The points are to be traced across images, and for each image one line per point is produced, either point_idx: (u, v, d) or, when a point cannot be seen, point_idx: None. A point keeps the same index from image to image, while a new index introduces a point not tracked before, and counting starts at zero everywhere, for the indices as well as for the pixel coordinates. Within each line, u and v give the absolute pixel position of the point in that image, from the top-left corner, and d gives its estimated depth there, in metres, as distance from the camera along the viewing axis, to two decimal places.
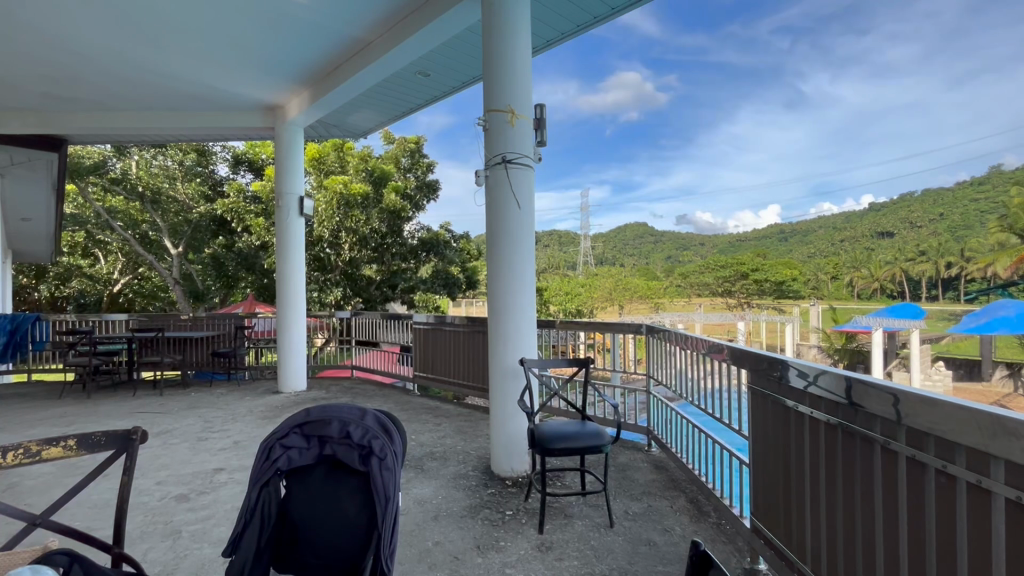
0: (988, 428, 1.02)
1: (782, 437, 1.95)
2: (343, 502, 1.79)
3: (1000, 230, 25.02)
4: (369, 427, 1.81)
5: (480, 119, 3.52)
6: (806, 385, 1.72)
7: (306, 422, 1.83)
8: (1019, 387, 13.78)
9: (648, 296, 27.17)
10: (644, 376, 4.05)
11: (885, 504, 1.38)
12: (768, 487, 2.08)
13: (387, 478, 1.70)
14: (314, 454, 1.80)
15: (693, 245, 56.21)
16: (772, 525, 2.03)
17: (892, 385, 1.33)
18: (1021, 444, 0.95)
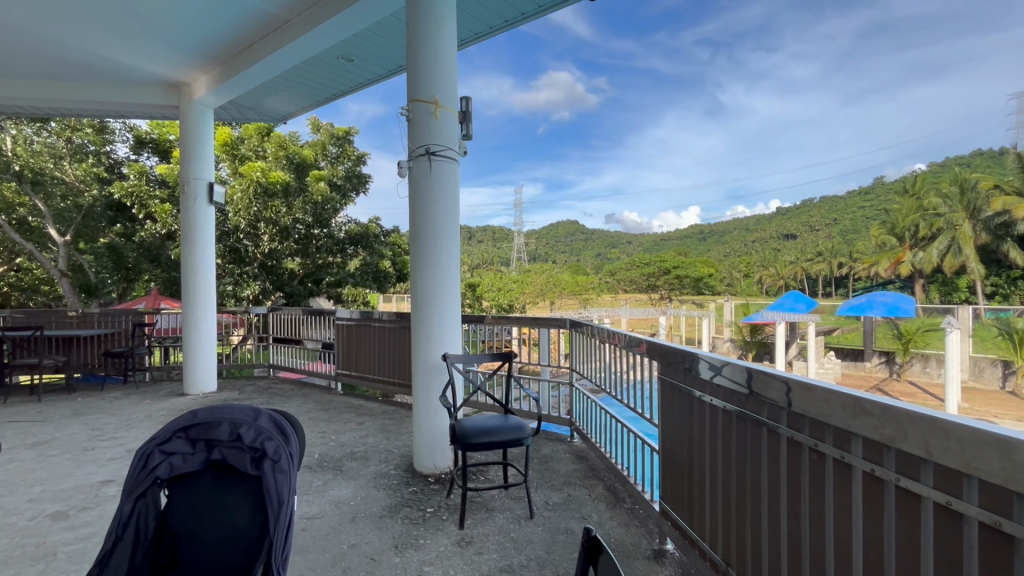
0: (849, 409, 1.16)
1: (687, 425, 2.08)
2: (234, 511, 1.67)
3: (882, 233, 28.24)
4: (262, 428, 1.71)
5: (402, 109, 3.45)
6: (712, 375, 1.82)
7: (191, 426, 1.71)
8: (894, 373, 15.98)
9: (577, 291, 28.09)
10: (569, 368, 4.16)
11: (767, 480, 1.53)
12: (674, 470, 2.22)
13: (280, 481, 1.62)
14: (200, 460, 1.69)
15: (621, 243, 58.75)
16: (677, 506, 2.17)
17: (784, 374, 1.44)
18: (874, 421, 1.09)
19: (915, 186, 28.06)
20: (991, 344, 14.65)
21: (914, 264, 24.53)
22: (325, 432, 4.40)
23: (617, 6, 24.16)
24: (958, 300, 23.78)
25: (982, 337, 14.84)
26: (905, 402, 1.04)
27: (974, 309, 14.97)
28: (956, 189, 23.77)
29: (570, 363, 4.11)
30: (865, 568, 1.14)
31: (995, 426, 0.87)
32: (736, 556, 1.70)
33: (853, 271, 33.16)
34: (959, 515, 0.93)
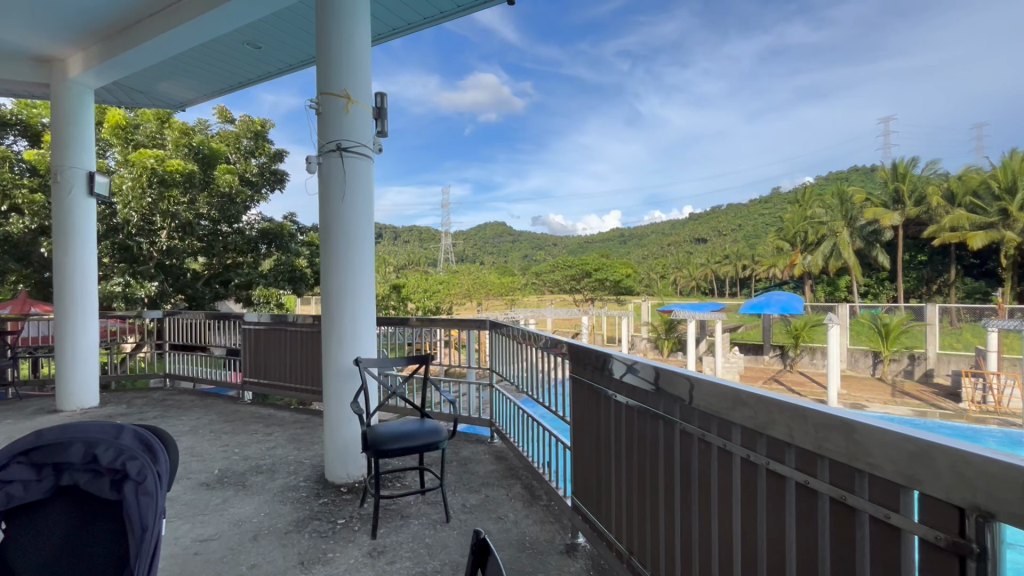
0: (730, 400, 1.27)
1: (595, 420, 2.18)
2: (90, 541, 1.49)
3: (778, 239, 31.19)
4: (123, 448, 1.55)
5: (310, 101, 3.29)
6: (619, 373, 1.89)
7: (35, 449, 1.52)
8: (786, 364, 17.64)
9: (504, 292, 28.42)
10: (491, 371, 4.18)
11: (662, 470, 1.65)
12: (583, 465, 2.30)
13: (144, 506, 1.48)
14: (47, 487, 1.50)
15: (548, 245, 60.24)
16: (587, 500, 2.26)
17: (680, 372, 1.53)
18: (750, 411, 1.20)
19: (804, 198, 31.31)
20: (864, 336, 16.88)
21: (805, 266, 27.05)
22: (227, 445, 4.08)
23: (543, 13, 24.75)
24: (839, 299, 27.16)
25: (857, 331, 17.01)
26: (776, 394, 1.16)
27: (851, 306, 17.10)
28: (836, 200, 26.69)
29: (490, 364, 4.15)
30: (741, 544, 1.26)
31: (846, 411, 0.99)
32: (635, 541, 1.81)
33: (755, 273, 36.40)
34: (816, 492, 1.06)
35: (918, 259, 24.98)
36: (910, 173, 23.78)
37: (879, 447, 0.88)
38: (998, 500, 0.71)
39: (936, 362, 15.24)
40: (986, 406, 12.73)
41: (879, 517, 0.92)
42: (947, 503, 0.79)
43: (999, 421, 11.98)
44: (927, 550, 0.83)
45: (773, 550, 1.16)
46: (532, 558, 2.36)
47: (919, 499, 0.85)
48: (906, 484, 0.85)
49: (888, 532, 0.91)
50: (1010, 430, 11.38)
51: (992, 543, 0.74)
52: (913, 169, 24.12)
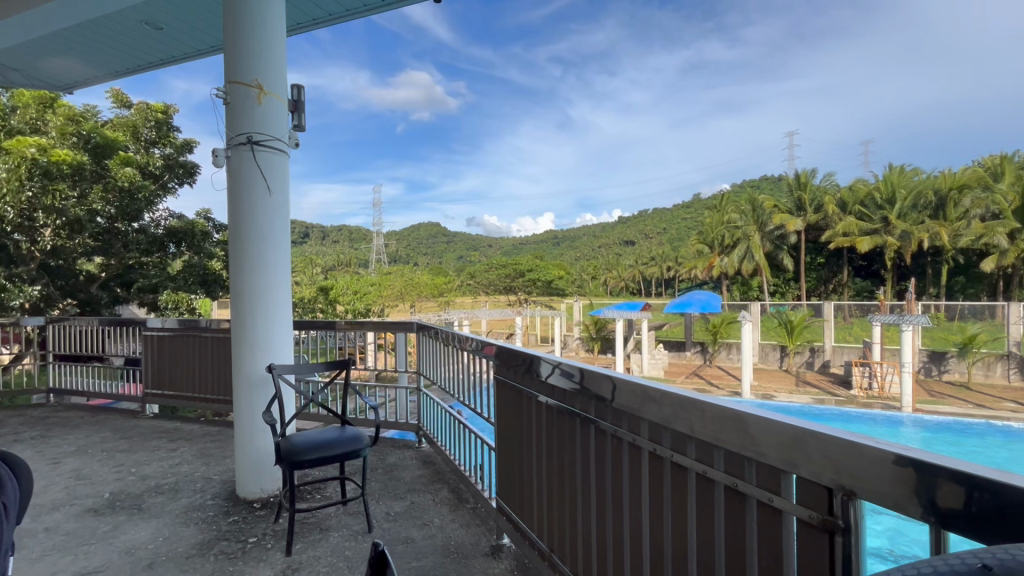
0: (641, 398, 1.33)
1: (519, 421, 2.20)
2: None
3: (698, 242, 33.17)
4: None
5: (216, 89, 3.07)
6: (543, 374, 1.92)
7: None
8: (706, 359, 18.87)
9: (437, 294, 28.08)
10: (419, 376, 4.12)
11: (581, 468, 1.69)
12: (507, 466, 2.32)
13: None
14: None
15: (483, 247, 60.75)
16: (511, 501, 2.28)
17: (597, 371, 1.59)
18: (657, 407, 1.27)
19: (721, 203, 33.58)
20: (773, 332, 18.35)
21: (722, 268, 28.84)
22: (122, 466, 3.70)
23: (476, 13, 24.51)
24: (752, 297, 29.98)
25: (767, 327, 18.50)
26: (680, 389, 1.23)
27: (761, 305, 18.54)
28: (748, 207, 28.66)
29: (417, 367, 4.10)
30: (652, 536, 1.33)
31: (737, 403, 1.08)
32: (556, 538, 1.86)
33: (678, 273, 38.63)
34: (712, 479, 1.14)
35: (818, 261, 28.05)
36: (810, 183, 26.21)
37: (764, 436, 0.96)
38: (859, 480, 0.80)
39: (831, 354, 17.02)
40: (872, 391, 14.36)
41: (764, 500, 1.00)
42: (818, 484, 0.88)
43: (882, 405, 13.47)
44: (803, 529, 0.92)
45: (676, 541, 1.23)
46: (457, 563, 2.36)
47: (796, 482, 0.94)
48: (786, 470, 0.94)
49: (771, 515, 0.99)
50: (891, 413, 12.89)
51: (854, 516, 0.83)
52: (813, 179, 26.54)
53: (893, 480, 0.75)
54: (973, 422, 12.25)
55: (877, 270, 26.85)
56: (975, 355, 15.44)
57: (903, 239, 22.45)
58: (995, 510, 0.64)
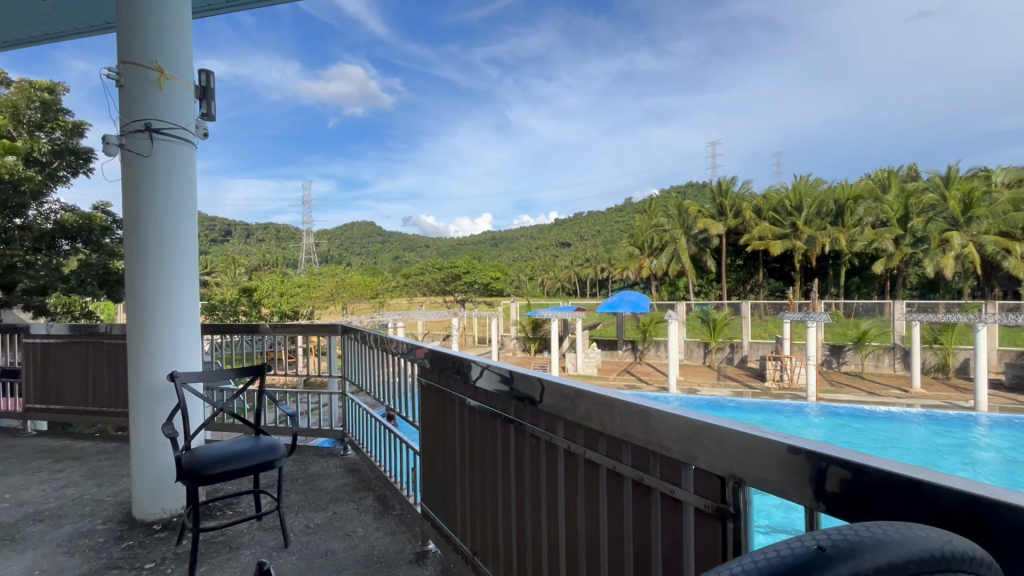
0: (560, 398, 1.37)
1: (441, 425, 2.19)
2: None
3: (629, 245, 34.59)
4: None
5: (108, 69, 2.80)
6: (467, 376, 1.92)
7: None
8: (636, 356, 19.76)
9: (371, 295, 27.23)
10: (345, 381, 3.97)
11: (501, 467, 1.72)
12: (431, 472, 2.31)
13: None
14: None
15: (419, 248, 59.87)
16: (435, 508, 2.26)
17: (520, 371, 1.60)
18: (575, 404, 1.30)
19: (651, 208, 35.27)
20: (698, 330, 19.40)
21: (651, 270, 30.18)
22: None
23: (411, 9, 23.98)
24: (679, 297, 31.89)
25: (692, 326, 19.62)
26: (593, 388, 1.28)
27: (687, 305, 19.56)
28: (676, 210, 30.10)
29: (343, 372, 3.97)
30: (565, 529, 1.38)
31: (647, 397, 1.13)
32: (478, 539, 1.88)
33: (611, 274, 40.18)
34: (621, 475, 1.18)
35: (736, 263, 30.35)
36: (730, 190, 27.92)
37: (668, 430, 1.02)
38: (749, 469, 0.87)
39: (748, 349, 18.37)
40: (783, 383, 15.61)
41: (666, 491, 1.05)
42: (713, 474, 0.95)
43: (792, 396, 14.65)
44: (700, 518, 0.97)
45: (588, 533, 1.28)
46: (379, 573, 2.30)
47: (695, 472, 1.00)
48: (686, 460, 1.00)
49: (672, 506, 1.04)
50: (798, 402, 14.06)
51: (741, 501, 0.91)
52: (732, 186, 28.42)
53: (780, 466, 0.83)
54: (867, 407, 13.51)
55: (788, 271, 29.24)
56: (867, 347, 17.28)
57: (810, 243, 24.54)
58: (865, 486, 0.73)
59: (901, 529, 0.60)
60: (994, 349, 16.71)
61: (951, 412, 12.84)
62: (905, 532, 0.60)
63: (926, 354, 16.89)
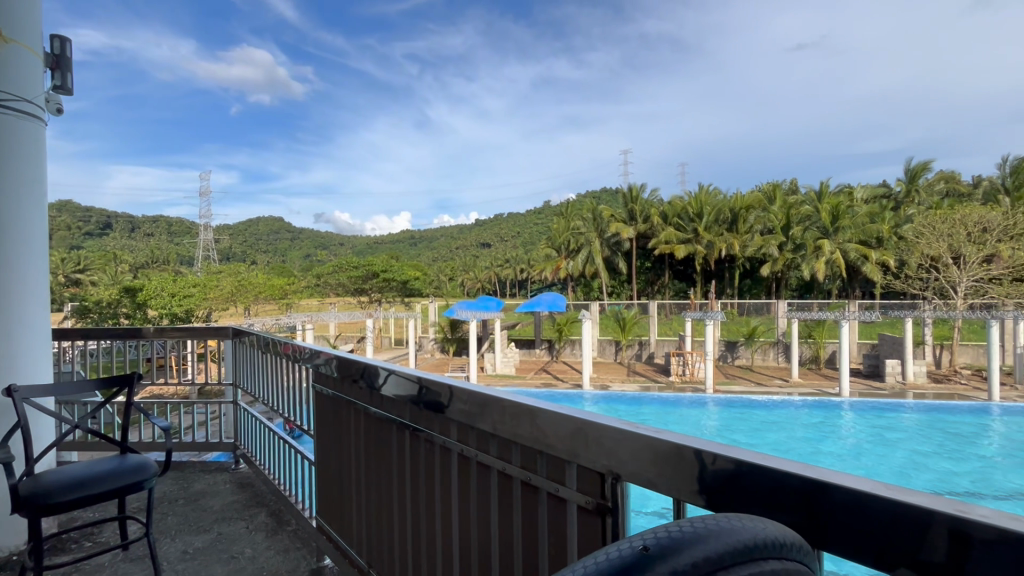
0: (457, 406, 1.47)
1: (338, 433, 2.21)
2: None
3: (547, 246, 35.43)
4: None
5: None
6: (365, 382, 1.95)
7: None
8: (553, 355, 20.34)
9: (279, 296, 25.58)
10: (238, 389, 3.67)
11: (396, 474, 1.80)
12: (327, 485, 2.31)
13: None
14: None
15: (333, 247, 57.16)
16: (332, 522, 2.26)
17: (418, 376, 1.66)
18: (475, 412, 1.40)
19: (568, 211, 36.40)
20: (610, 329, 20.37)
21: (568, 271, 31.19)
22: None
23: None
24: (593, 297, 33.38)
25: (604, 324, 20.57)
26: (488, 391, 1.41)
27: (600, 305, 20.44)
28: (591, 215, 31.58)
29: (234, 379, 3.70)
30: (459, 529, 1.50)
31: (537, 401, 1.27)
32: (374, 547, 1.94)
33: (530, 275, 41.00)
34: (511, 475, 1.33)
35: (645, 266, 32.41)
36: (640, 197, 29.70)
37: (556, 432, 1.16)
38: (625, 465, 1.03)
39: (655, 346, 19.62)
40: (685, 376, 16.89)
41: (552, 490, 1.20)
42: (593, 472, 1.10)
43: (692, 388, 15.90)
44: (582, 514, 1.13)
45: (480, 532, 1.42)
46: None
47: (578, 470, 1.15)
48: (569, 459, 1.15)
49: (557, 503, 1.19)
50: (697, 394, 15.23)
51: (620, 495, 1.06)
52: (642, 193, 30.13)
53: (651, 460, 0.98)
54: (754, 397, 14.97)
55: (690, 273, 31.68)
56: (756, 343, 19.14)
57: (708, 248, 26.79)
58: (732, 479, 0.87)
59: (735, 520, 0.73)
60: (855, 342, 19.27)
61: (821, 398, 14.56)
62: (740, 523, 0.72)
63: (802, 348, 19.09)
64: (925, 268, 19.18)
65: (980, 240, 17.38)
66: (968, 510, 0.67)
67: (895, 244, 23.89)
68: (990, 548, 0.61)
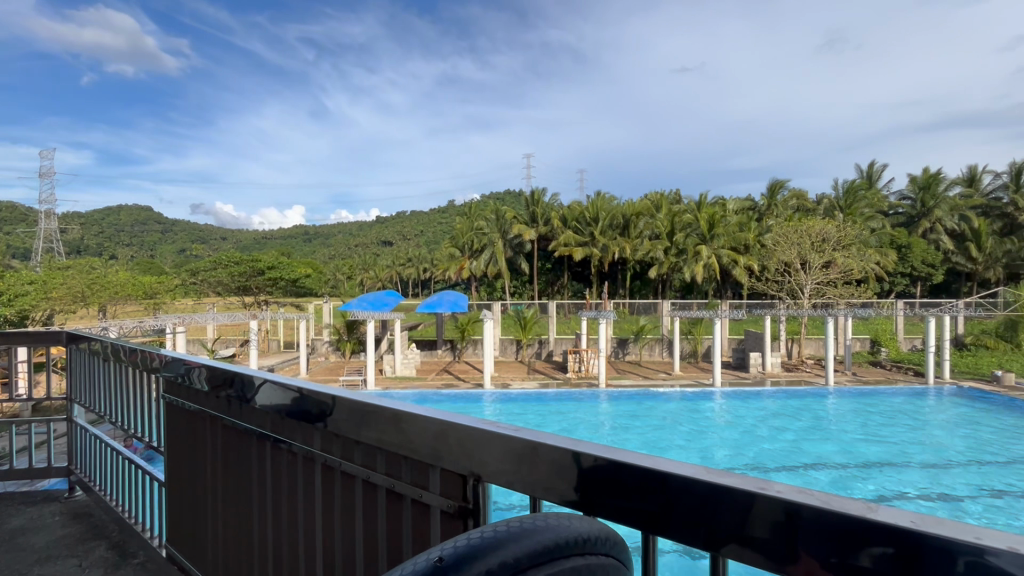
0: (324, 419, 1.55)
1: (194, 448, 2.13)
2: None
3: (450, 246, 35.20)
4: None
5: None
6: (224, 393, 1.91)
7: None
8: (455, 355, 20.28)
9: (143, 294, 22.47)
10: (74, 403, 3.17)
11: (257, 484, 1.83)
12: (182, 505, 2.22)
13: None
14: None
15: (212, 243, 51.68)
16: (185, 545, 2.18)
17: (282, 388, 1.69)
18: (342, 424, 1.49)
19: (472, 211, 36.44)
20: (511, 328, 20.80)
21: (471, 271, 31.20)
22: None
23: None
24: (496, 297, 33.89)
25: (506, 324, 20.96)
26: (352, 400, 1.50)
27: (502, 305, 20.78)
28: (493, 215, 31.87)
29: (68, 393, 3.20)
30: (322, 534, 1.61)
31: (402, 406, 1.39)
32: (232, 562, 1.95)
33: (432, 274, 40.50)
34: (375, 484, 1.45)
35: (546, 267, 33.78)
36: (541, 200, 30.84)
37: (416, 438, 1.30)
38: (486, 468, 1.19)
39: (553, 344, 20.44)
40: (581, 373, 17.78)
41: (415, 496, 1.34)
42: (457, 474, 1.25)
43: (587, 383, 16.84)
44: (444, 518, 1.28)
45: (343, 533, 1.54)
46: None
47: (442, 474, 1.29)
48: (434, 464, 1.29)
49: (419, 508, 1.34)
50: (591, 389, 16.09)
51: (481, 497, 1.22)
52: (543, 197, 31.15)
53: (510, 460, 1.15)
54: (642, 390, 16.21)
55: (586, 275, 33.44)
56: (644, 340, 20.76)
57: (603, 250, 28.52)
58: (593, 478, 1.05)
59: (562, 518, 0.97)
60: (726, 338, 21.62)
61: (697, 389, 16.19)
62: (561, 521, 0.96)
63: (683, 343, 21.03)
64: (781, 271, 22.05)
65: (821, 248, 20.40)
66: (770, 487, 0.90)
67: (759, 251, 27.23)
68: (807, 521, 0.83)
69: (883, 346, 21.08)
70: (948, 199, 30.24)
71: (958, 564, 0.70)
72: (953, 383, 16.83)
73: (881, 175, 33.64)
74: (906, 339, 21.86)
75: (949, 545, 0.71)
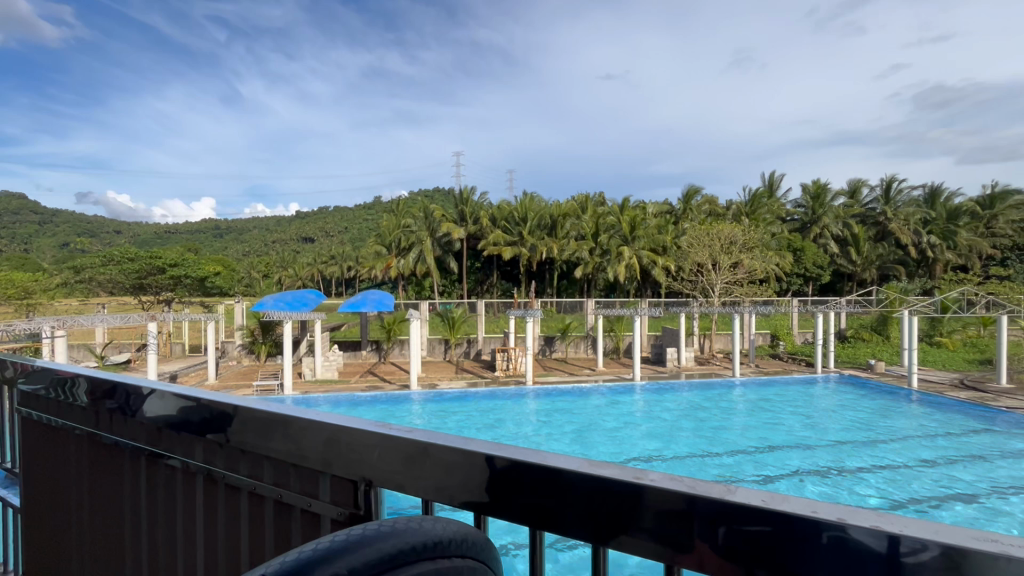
0: (208, 427, 1.47)
1: (56, 468, 1.93)
2: None
3: (376, 244, 34.12)
4: None
5: None
6: (95, 403, 1.75)
7: None
8: (380, 357, 19.70)
9: (14, 294, 19.67)
10: None
11: (131, 503, 1.70)
12: (43, 530, 1.99)
13: None
14: None
15: (102, 238, 46.26)
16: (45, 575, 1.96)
17: (160, 396, 1.58)
18: (227, 434, 1.43)
19: (399, 208, 35.60)
20: (439, 328, 20.58)
21: (398, 270, 30.42)
22: None
23: None
24: (424, 296, 33.39)
25: (434, 323, 20.69)
26: (239, 406, 1.44)
27: (430, 304, 20.49)
28: (422, 214, 31.37)
29: None
30: (203, 552, 1.53)
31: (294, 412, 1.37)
32: None
33: (357, 273, 39.06)
34: (263, 496, 1.40)
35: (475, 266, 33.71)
36: (470, 199, 30.87)
37: (304, 444, 1.29)
38: (377, 471, 1.20)
39: (482, 343, 20.48)
40: (509, 371, 17.97)
41: (304, 505, 1.32)
42: (347, 479, 1.25)
43: (515, 381, 17.06)
44: (332, 523, 1.27)
45: (226, 551, 1.48)
46: None
47: (332, 481, 1.29)
48: (324, 470, 1.28)
49: (308, 517, 1.32)
50: (519, 387, 16.32)
51: (372, 502, 1.23)
52: (472, 196, 31.16)
53: (400, 462, 1.17)
54: (567, 386, 16.70)
55: (515, 274, 33.94)
56: (570, 337, 21.36)
57: (531, 250, 29.11)
58: (495, 477, 1.10)
59: (439, 520, 1.00)
60: (646, 335, 22.81)
61: (618, 384, 16.96)
62: (433, 522, 1.00)
63: (606, 340, 21.90)
64: (694, 271, 23.66)
65: (729, 250, 22.08)
66: (645, 476, 1.01)
67: (675, 252, 28.85)
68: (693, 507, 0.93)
69: (781, 339, 23.29)
70: (833, 208, 33.84)
71: (824, 535, 0.84)
72: (837, 372, 18.95)
73: (779, 185, 37.06)
74: (799, 333, 24.23)
75: (814, 520, 0.85)
